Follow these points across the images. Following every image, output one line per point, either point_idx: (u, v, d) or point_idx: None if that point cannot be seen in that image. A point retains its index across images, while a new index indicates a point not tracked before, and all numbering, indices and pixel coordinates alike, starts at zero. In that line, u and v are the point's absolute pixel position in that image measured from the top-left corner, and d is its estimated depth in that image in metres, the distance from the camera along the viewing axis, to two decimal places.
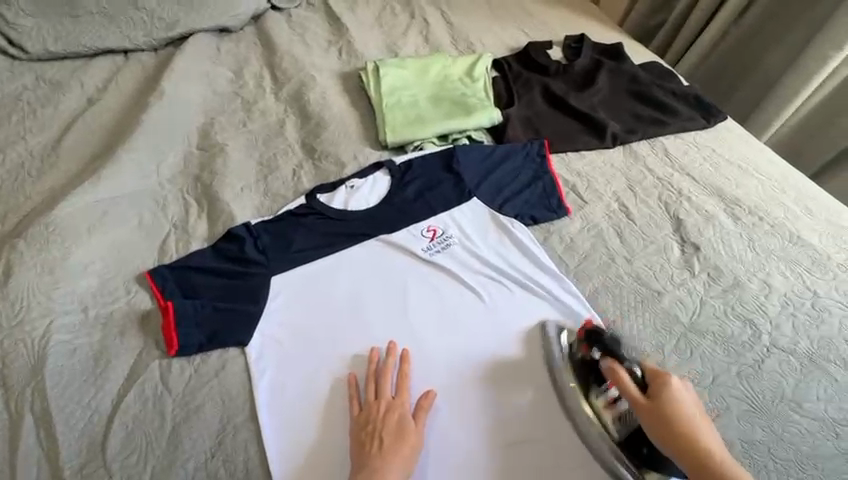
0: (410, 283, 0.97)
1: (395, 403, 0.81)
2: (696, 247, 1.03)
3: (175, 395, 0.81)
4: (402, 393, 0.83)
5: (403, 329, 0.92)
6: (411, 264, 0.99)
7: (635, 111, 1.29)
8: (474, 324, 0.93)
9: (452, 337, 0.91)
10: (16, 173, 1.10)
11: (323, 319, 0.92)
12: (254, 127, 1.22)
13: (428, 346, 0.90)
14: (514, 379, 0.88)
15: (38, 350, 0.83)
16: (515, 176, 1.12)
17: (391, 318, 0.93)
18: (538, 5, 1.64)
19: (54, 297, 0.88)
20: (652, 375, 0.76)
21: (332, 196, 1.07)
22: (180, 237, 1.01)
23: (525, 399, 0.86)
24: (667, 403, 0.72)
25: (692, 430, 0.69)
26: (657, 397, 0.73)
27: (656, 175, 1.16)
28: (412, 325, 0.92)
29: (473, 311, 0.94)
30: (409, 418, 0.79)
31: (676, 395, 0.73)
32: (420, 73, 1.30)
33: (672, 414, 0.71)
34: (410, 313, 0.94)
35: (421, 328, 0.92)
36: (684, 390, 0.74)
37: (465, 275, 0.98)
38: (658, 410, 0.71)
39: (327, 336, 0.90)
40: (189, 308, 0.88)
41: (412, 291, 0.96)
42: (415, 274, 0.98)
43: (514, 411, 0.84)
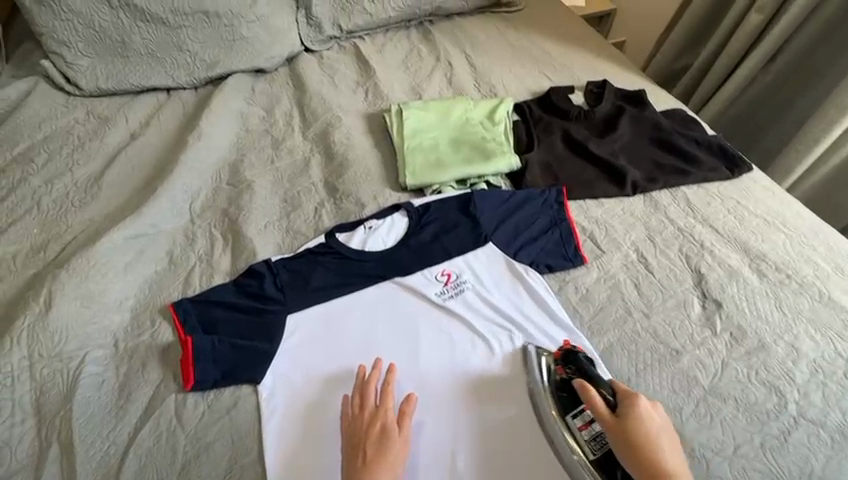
0: (422, 319, 0.99)
1: (379, 410, 0.83)
2: (718, 303, 1.00)
3: (187, 431, 0.83)
4: (386, 401, 0.84)
5: (409, 363, 0.94)
6: (423, 300, 1.01)
7: (656, 159, 1.28)
8: (477, 360, 0.94)
9: (442, 362, 0.94)
10: (62, 202, 1.19)
11: (330, 354, 0.94)
12: (281, 165, 1.28)
13: (433, 382, 0.92)
14: (485, 394, 0.91)
15: (67, 380, 0.87)
16: (532, 222, 1.12)
17: (400, 352, 0.95)
18: (560, 49, 1.67)
19: (86, 326, 0.94)
20: (625, 399, 0.80)
21: (350, 236, 1.09)
22: (204, 271, 1.06)
23: (506, 420, 0.88)
24: (640, 434, 0.76)
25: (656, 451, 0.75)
26: (631, 425, 0.77)
27: (677, 226, 1.14)
28: (419, 361, 0.94)
29: (480, 351, 0.96)
30: (391, 427, 0.81)
31: (645, 421, 0.77)
32: (442, 116, 1.33)
33: (637, 442, 0.75)
34: (418, 348, 0.95)
35: (427, 366, 0.93)
36: (652, 415, 0.79)
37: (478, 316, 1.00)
38: (633, 441, 0.75)
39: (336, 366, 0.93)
40: (206, 345, 0.91)
41: (423, 327, 0.98)
42: (426, 309, 1.00)
43: (487, 423, 0.88)
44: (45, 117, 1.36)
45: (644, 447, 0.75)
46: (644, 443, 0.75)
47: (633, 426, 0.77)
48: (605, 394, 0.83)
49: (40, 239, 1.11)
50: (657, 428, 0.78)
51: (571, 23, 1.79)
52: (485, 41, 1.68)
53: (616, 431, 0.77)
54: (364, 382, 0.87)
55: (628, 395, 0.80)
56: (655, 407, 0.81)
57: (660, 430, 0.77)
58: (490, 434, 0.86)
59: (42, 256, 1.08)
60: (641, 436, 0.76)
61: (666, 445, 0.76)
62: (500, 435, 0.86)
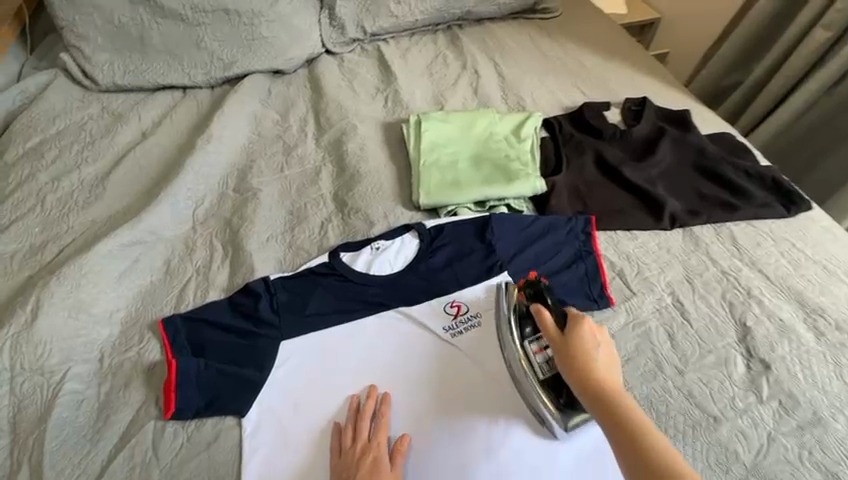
0: (422, 347, 0.91)
1: (372, 443, 0.79)
2: (766, 365, 0.88)
3: (163, 464, 0.78)
4: (380, 434, 0.80)
5: (407, 396, 0.86)
6: (426, 329, 0.93)
7: (699, 189, 1.15)
8: (479, 391, 0.86)
9: (423, 336, 0.92)
10: (66, 201, 1.15)
11: (319, 387, 0.86)
12: (290, 174, 1.21)
13: (428, 418, 0.84)
14: (457, 343, 0.91)
15: (48, 397, 0.83)
16: (555, 253, 1.02)
17: (399, 384, 0.87)
18: (597, 61, 1.55)
19: (72, 340, 0.89)
20: (571, 314, 0.77)
21: (356, 256, 1.01)
22: (200, 285, 1.00)
23: (471, 358, 0.90)
24: (579, 344, 0.72)
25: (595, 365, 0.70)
26: (571, 335, 0.73)
27: (720, 267, 1.01)
28: (418, 395, 0.86)
29: (482, 383, 0.87)
30: (383, 463, 0.77)
31: (587, 334, 0.73)
32: (464, 129, 1.24)
33: (577, 354, 0.71)
34: (417, 379, 0.88)
35: (424, 404, 0.85)
36: (596, 331, 0.75)
37: (486, 347, 0.90)
38: (570, 349, 0.72)
39: (329, 393, 0.86)
40: (192, 369, 0.85)
41: (423, 356, 0.90)
42: (428, 336, 0.92)
43: (455, 372, 0.89)
44: (59, 111, 1.34)
45: (584, 360, 0.70)
46: (581, 353, 0.71)
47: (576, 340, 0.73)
48: (557, 314, 0.79)
49: (40, 240, 1.08)
50: (601, 344, 0.74)
51: (611, 33, 1.66)
52: (516, 49, 1.57)
53: (553, 339, 0.74)
54: (358, 413, 0.83)
55: (577, 313, 0.76)
56: (604, 331, 0.77)
57: (605, 349, 0.73)
58: (454, 375, 0.88)
59: (39, 258, 1.04)
60: (583, 350, 0.72)
61: (608, 364, 0.72)
62: (463, 372, 0.89)
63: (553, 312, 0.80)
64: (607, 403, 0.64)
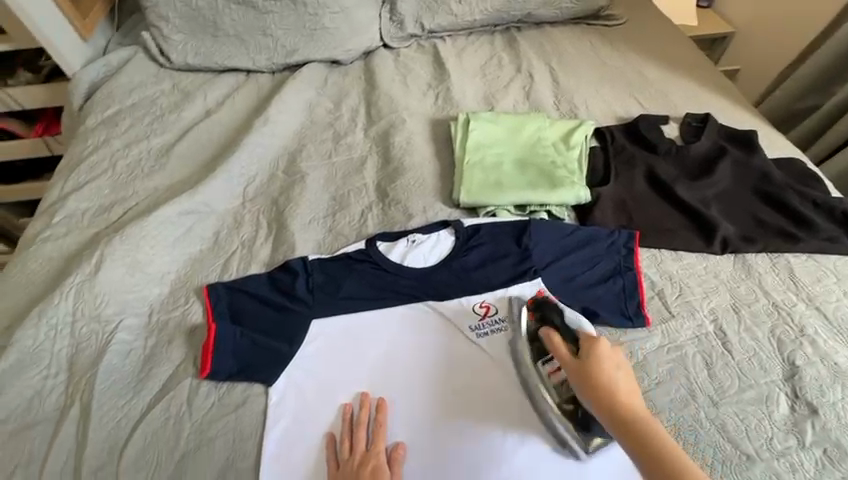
0: (414, 357, 0.91)
1: (370, 452, 0.80)
2: (813, 409, 0.82)
3: (194, 419, 0.83)
4: (377, 443, 0.81)
5: (401, 405, 0.86)
6: (421, 339, 0.93)
7: (757, 215, 1.09)
8: (471, 403, 0.87)
9: (423, 345, 0.92)
10: (134, 168, 1.25)
11: (316, 392, 0.87)
12: (337, 161, 1.25)
13: (425, 421, 0.85)
14: (465, 341, 0.93)
15: (101, 344, 0.91)
16: (592, 266, 0.99)
17: (395, 392, 0.88)
18: (659, 73, 1.49)
19: (128, 294, 0.97)
20: (583, 335, 0.74)
21: (392, 246, 1.03)
22: (243, 257, 1.06)
23: (478, 358, 0.91)
24: (596, 366, 0.68)
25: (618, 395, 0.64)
26: (587, 358, 0.69)
27: (772, 300, 0.95)
28: (414, 402, 0.87)
29: (483, 370, 0.90)
30: (382, 470, 0.78)
31: (602, 354, 0.69)
32: (512, 132, 1.23)
33: (597, 383, 0.66)
34: (412, 389, 0.88)
35: (421, 408, 0.86)
36: (613, 351, 0.70)
37: (477, 362, 0.91)
38: (585, 372, 0.68)
39: (326, 398, 0.87)
40: (228, 335, 0.90)
41: (417, 366, 0.90)
42: (422, 346, 0.92)
43: (460, 369, 0.90)
44: (136, 85, 1.45)
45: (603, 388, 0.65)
46: (597, 377, 0.67)
47: (593, 367, 0.68)
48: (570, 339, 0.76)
49: (108, 201, 1.18)
50: (619, 362, 0.69)
51: (676, 45, 1.59)
52: (574, 55, 1.54)
53: (569, 365, 0.70)
54: (353, 424, 0.83)
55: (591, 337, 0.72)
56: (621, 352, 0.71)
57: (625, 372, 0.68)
58: (460, 373, 0.90)
59: (106, 218, 1.14)
60: (602, 377, 0.67)
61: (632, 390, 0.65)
62: (469, 371, 0.90)
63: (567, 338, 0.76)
64: (631, 430, 0.61)
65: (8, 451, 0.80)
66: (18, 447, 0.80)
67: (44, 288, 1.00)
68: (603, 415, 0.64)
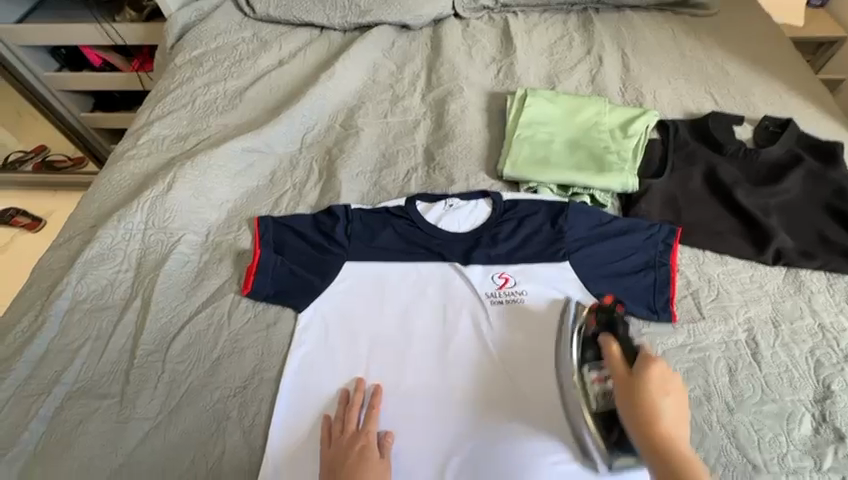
0: (405, 334, 0.92)
1: (361, 432, 0.80)
2: (840, 435, 0.77)
3: (231, 329, 0.92)
4: (369, 423, 0.81)
5: (398, 386, 0.87)
6: (426, 324, 0.94)
7: (823, 232, 1.01)
8: (465, 397, 0.86)
9: (409, 324, 0.93)
10: (211, 105, 1.37)
11: (321, 366, 0.89)
12: (391, 121, 1.30)
13: (418, 405, 0.85)
14: (448, 312, 0.95)
15: (165, 251, 1.03)
16: (626, 257, 0.97)
17: (393, 374, 0.88)
18: (743, 72, 1.38)
19: (192, 214, 1.09)
20: (642, 350, 0.74)
21: (430, 207, 1.07)
22: (293, 197, 1.15)
23: (459, 330, 0.93)
24: (655, 394, 0.68)
25: (661, 418, 0.66)
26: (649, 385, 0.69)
27: (819, 320, 0.90)
28: (408, 382, 0.88)
29: (465, 338, 0.92)
30: (372, 449, 0.78)
31: (657, 377, 0.70)
32: (569, 113, 1.21)
33: (644, 401, 0.68)
34: (409, 372, 0.89)
35: (413, 389, 0.87)
36: (669, 376, 0.70)
37: (472, 357, 0.90)
38: (636, 389, 0.69)
39: (327, 378, 0.88)
40: (270, 262, 0.99)
41: (415, 352, 0.91)
42: (420, 335, 0.92)
43: (445, 340, 0.92)
44: (222, 31, 1.56)
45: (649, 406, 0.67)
46: (647, 398, 0.68)
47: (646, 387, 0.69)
48: (628, 353, 0.75)
49: (186, 131, 1.31)
50: (672, 388, 0.70)
51: (770, 44, 1.46)
52: (652, 44, 1.46)
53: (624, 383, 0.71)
54: (346, 406, 0.84)
55: (650, 356, 0.72)
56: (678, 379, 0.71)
57: (674, 400, 0.69)
58: (443, 342, 0.92)
59: (182, 145, 1.27)
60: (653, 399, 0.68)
61: (673, 416, 0.67)
62: (452, 341, 0.92)
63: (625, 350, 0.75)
64: (663, 450, 0.63)
65: (83, 324, 0.93)
66: (90, 324, 0.94)
67: (124, 197, 1.14)
68: (640, 431, 0.66)
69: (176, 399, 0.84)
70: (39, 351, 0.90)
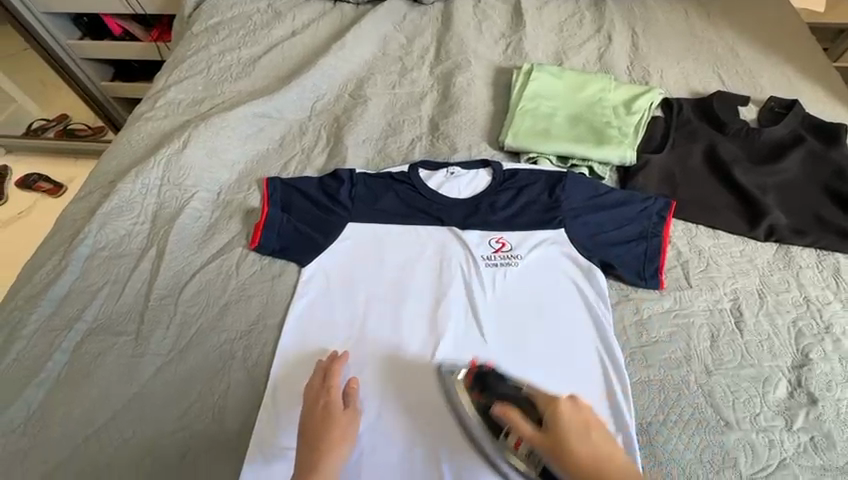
0: (399, 296, 0.96)
1: (325, 389, 0.82)
2: (812, 399, 0.80)
3: (239, 279, 0.98)
4: (334, 378, 0.83)
5: (390, 343, 0.92)
6: (421, 286, 0.97)
7: (818, 211, 1.02)
8: (454, 361, 0.89)
9: (403, 287, 0.97)
10: (225, 72, 1.41)
11: (322, 316, 0.94)
12: (399, 92, 1.33)
13: (408, 363, 0.90)
14: (442, 277, 0.97)
15: (180, 206, 1.08)
16: (620, 227, 1.00)
17: (386, 332, 0.93)
18: (754, 54, 1.38)
19: (205, 172, 1.14)
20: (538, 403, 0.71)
21: (432, 174, 1.10)
22: (301, 161, 1.19)
23: (452, 295, 0.95)
24: (564, 435, 0.63)
25: (597, 458, 0.60)
26: (553, 427, 0.65)
27: (804, 294, 0.92)
28: (400, 341, 0.92)
29: (458, 301, 0.95)
30: (334, 402, 0.81)
31: (566, 419, 0.65)
32: (573, 89, 1.23)
33: (570, 452, 0.61)
34: (401, 332, 0.93)
35: (404, 348, 0.91)
36: (576, 409, 0.66)
37: (428, 388, 0.87)
38: (560, 444, 0.62)
39: (322, 338, 0.92)
40: (277, 219, 1.04)
41: (408, 314, 0.94)
42: (415, 298, 0.96)
43: (437, 304, 0.95)
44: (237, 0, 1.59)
45: (581, 449, 0.61)
46: (569, 446, 0.62)
47: (564, 434, 0.63)
48: (529, 412, 0.71)
49: (201, 96, 1.35)
50: (587, 417, 0.65)
51: (784, 28, 1.44)
52: (663, 24, 1.45)
53: (537, 443, 0.66)
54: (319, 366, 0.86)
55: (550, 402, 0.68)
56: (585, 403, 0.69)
57: (596, 425, 0.64)
58: (435, 307, 0.95)
59: (197, 109, 1.32)
60: (574, 443, 0.62)
61: (604, 443, 0.62)
62: (444, 306, 0.94)
63: (524, 411, 0.72)
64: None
65: (102, 269, 1.00)
66: (109, 268, 1.00)
67: (141, 155, 1.20)
68: None
69: (186, 339, 0.90)
70: (62, 291, 0.97)
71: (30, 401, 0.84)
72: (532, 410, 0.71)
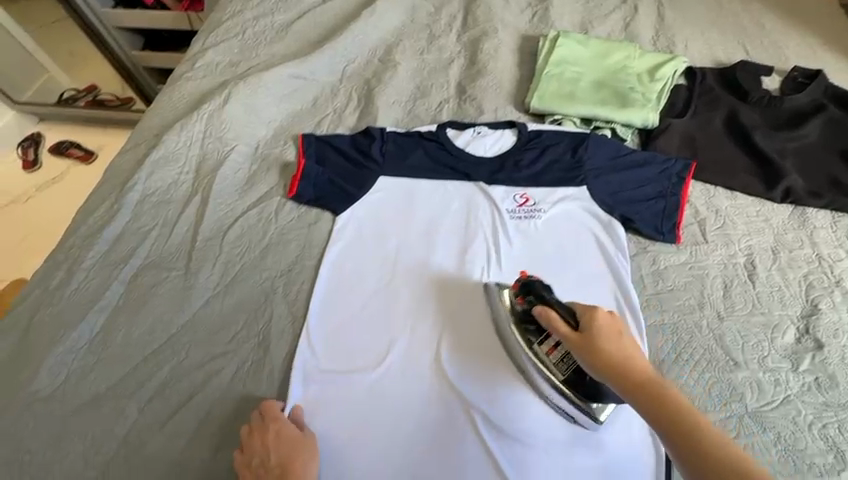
0: (426, 247, 1.02)
1: (271, 428, 0.79)
2: (819, 344, 0.85)
3: (278, 224, 1.05)
4: (276, 417, 0.80)
5: (416, 290, 0.97)
6: (447, 239, 1.03)
7: (835, 175, 1.05)
8: (476, 310, 0.94)
9: (430, 239, 1.03)
10: (259, 36, 1.46)
11: (354, 262, 1.00)
12: (427, 58, 1.37)
13: (432, 308, 0.95)
14: (467, 232, 1.03)
15: (221, 158, 1.15)
16: (640, 186, 1.03)
17: (411, 280, 0.98)
18: (780, 26, 1.38)
19: (244, 128, 1.21)
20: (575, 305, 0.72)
21: (459, 134, 1.15)
22: (334, 120, 1.25)
23: (476, 249, 1.01)
24: (595, 335, 0.64)
25: (628, 361, 0.61)
26: (588, 327, 0.66)
27: (817, 251, 0.96)
28: (425, 288, 0.97)
29: (482, 254, 1.00)
30: (288, 430, 0.79)
31: (602, 322, 0.66)
32: (598, 55, 1.26)
33: (602, 350, 0.63)
34: (426, 281, 0.98)
35: (429, 295, 0.96)
36: (611, 318, 0.67)
37: (450, 333, 0.92)
38: (592, 344, 0.64)
39: (354, 282, 0.98)
40: (312, 170, 1.10)
41: (434, 264, 1.00)
42: (441, 251, 1.01)
43: (462, 257, 1.00)
44: None
45: (611, 352, 0.62)
46: (602, 344, 0.64)
47: (596, 336, 0.65)
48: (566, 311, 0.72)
49: (237, 59, 1.41)
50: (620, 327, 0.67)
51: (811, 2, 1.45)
52: None
53: (569, 340, 0.66)
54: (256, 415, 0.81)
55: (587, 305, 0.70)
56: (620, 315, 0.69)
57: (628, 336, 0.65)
58: (458, 260, 1.00)
59: (234, 71, 1.38)
60: (606, 345, 0.64)
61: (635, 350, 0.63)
62: (467, 260, 1.00)
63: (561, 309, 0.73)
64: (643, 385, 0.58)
65: (152, 213, 1.08)
66: (159, 212, 1.08)
67: (184, 112, 1.26)
68: (616, 382, 0.60)
69: (231, 276, 0.98)
70: (115, 232, 1.05)
71: (93, 324, 0.92)
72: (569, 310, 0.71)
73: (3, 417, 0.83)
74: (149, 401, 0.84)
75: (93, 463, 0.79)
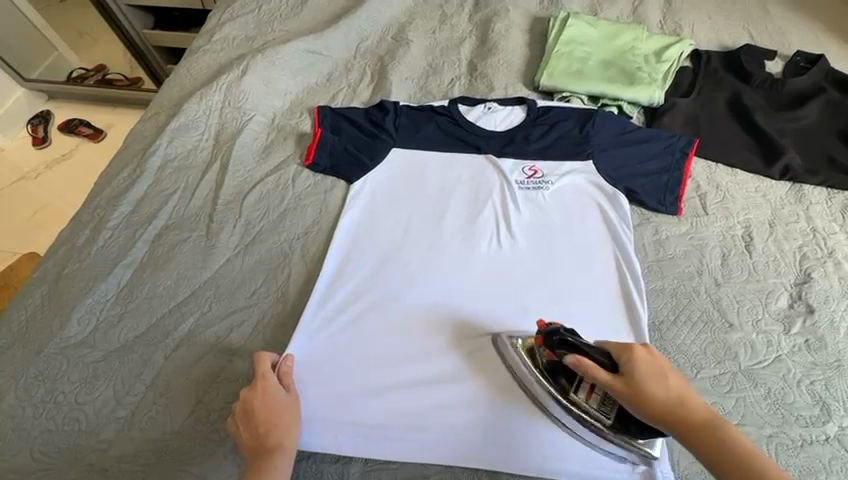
0: (434, 215, 1.05)
1: (262, 385, 0.78)
2: (810, 309, 0.90)
3: (295, 191, 1.09)
4: (268, 375, 0.80)
5: (425, 253, 1.00)
6: (455, 207, 1.06)
7: (832, 155, 1.09)
8: (480, 273, 0.97)
9: (440, 208, 1.06)
10: (274, 12, 1.49)
11: (367, 226, 1.04)
12: (439, 36, 1.40)
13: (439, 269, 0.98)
14: (475, 202, 1.07)
15: (239, 127, 1.19)
16: (645, 161, 1.07)
17: (420, 244, 1.01)
18: (784, 12, 1.42)
19: (261, 99, 1.24)
20: (607, 347, 0.70)
21: (470, 109, 1.17)
22: (348, 95, 1.29)
23: (483, 218, 1.04)
24: (638, 381, 0.64)
25: (678, 407, 0.61)
26: (629, 371, 0.65)
27: (812, 225, 1.00)
28: (432, 252, 1.00)
29: (487, 221, 1.04)
30: (276, 389, 0.79)
31: (641, 363, 0.65)
32: (607, 36, 1.29)
33: (653, 399, 0.62)
34: (433, 245, 1.01)
35: (437, 257, 0.99)
36: (648, 356, 0.67)
37: (455, 294, 0.95)
38: (638, 395, 0.63)
39: (368, 246, 1.01)
40: (328, 140, 1.14)
41: (442, 229, 1.03)
42: (449, 218, 1.05)
43: (469, 224, 1.04)
44: None
45: (663, 402, 0.62)
46: (648, 391, 0.63)
47: (641, 383, 0.64)
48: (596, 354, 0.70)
49: (253, 34, 1.44)
50: (663, 365, 0.66)
51: None
52: None
53: (612, 388, 0.65)
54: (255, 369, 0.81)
55: (621, 348, 0.68)
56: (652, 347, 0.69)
57: (667, 372, 0.65)
58: (465, 227, 1.03)
59: (250, 46, 1.41)
60: (652, 389, 0.63)
61: (680, 390, 0.63)
62: (474, 227, 1.03)
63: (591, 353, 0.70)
64: (702, 428, 0.58)
65: (173, 178, 1.11)
66: (179, 177, 1.12)
67: (201, 83, 1.29)
68: (669, 426, 0.61)
69: (250, 238, 1.02)
70: (138, 195, 1.09)
71: (119, 278, 0.97)
72: (601, 352, 0.69)
73: (36, 361, 0.88)
74: (175, 348, 0.89)
75: (123, 403, 0.84)
